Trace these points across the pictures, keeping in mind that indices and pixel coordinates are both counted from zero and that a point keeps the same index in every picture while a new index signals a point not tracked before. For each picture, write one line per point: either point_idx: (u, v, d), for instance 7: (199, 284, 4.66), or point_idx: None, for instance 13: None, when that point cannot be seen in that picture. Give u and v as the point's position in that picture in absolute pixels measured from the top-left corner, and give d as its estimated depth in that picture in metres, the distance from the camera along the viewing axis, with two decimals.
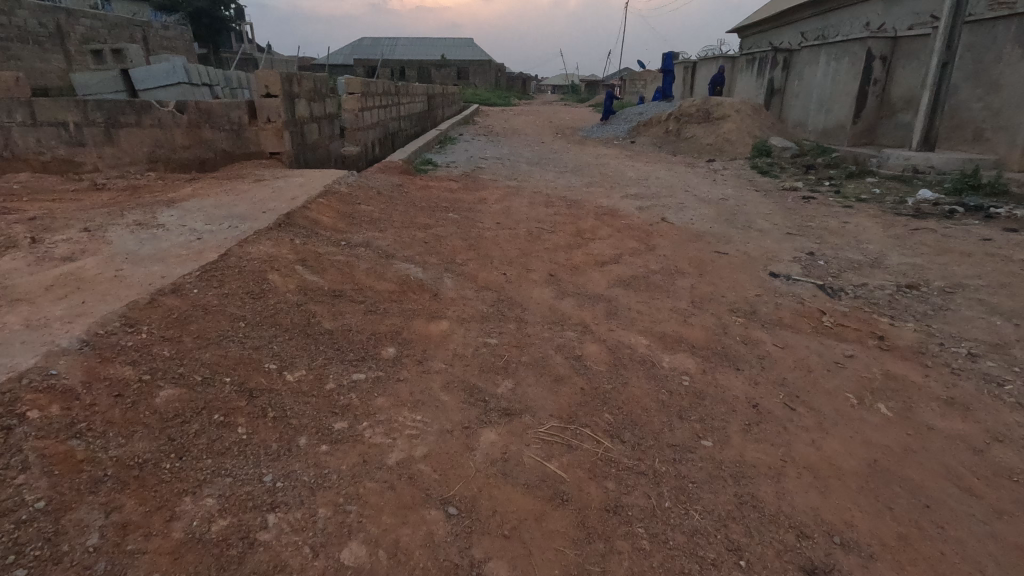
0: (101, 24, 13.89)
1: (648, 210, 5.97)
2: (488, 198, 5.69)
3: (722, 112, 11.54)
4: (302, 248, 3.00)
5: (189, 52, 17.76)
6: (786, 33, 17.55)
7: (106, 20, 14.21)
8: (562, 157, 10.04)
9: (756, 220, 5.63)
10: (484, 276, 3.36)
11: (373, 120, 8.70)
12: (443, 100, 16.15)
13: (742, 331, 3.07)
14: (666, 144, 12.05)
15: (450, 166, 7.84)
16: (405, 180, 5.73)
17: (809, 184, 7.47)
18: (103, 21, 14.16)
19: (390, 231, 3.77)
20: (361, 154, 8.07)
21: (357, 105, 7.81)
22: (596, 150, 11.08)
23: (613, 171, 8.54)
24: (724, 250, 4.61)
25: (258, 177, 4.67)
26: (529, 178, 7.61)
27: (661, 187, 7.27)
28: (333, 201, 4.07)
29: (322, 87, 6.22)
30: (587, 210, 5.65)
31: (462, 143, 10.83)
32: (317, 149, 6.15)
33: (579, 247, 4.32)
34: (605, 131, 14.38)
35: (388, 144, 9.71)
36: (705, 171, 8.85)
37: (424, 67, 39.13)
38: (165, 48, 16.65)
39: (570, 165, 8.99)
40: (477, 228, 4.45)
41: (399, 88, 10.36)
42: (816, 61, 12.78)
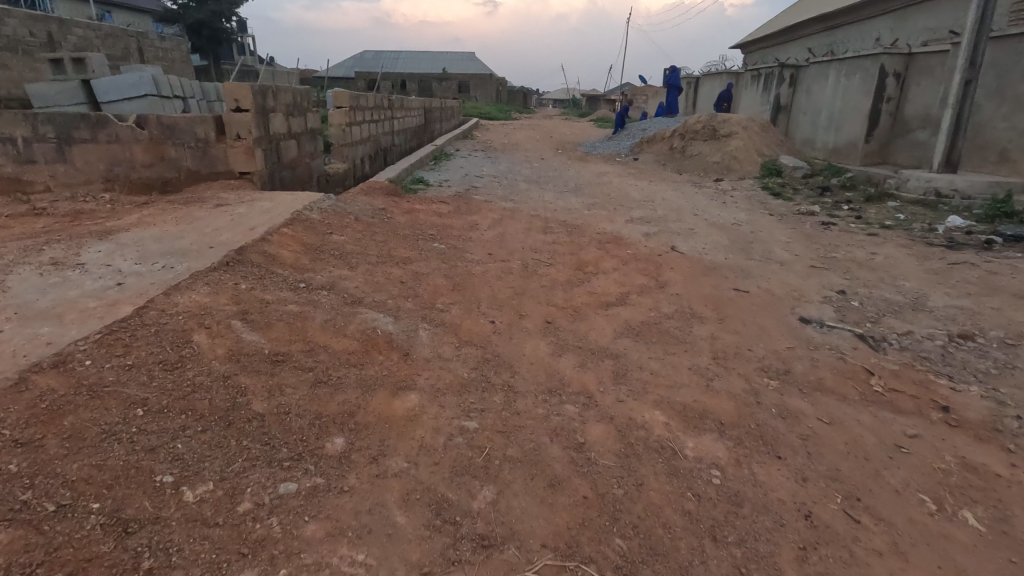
0: (94, 34, 13.59)
1: (656, 236, 5.47)
2: (480, 222, 5.20)
3: (729, 129, 11.10)
4: (246, 296, 2.48)
5: (184, 63, 17.44)
6: (792, 49, 17.21)
7: (100, 29, 13.93)
8: (563, 174, 9.59)
9: (775, 250, 5.13)
10: (469, 325, 2.84)
11: (363, 135, 8.24)
12: (441, 114, 15.77)
13: (778, 399, 2.54)
14: (671, 162, 11.62)
15: (443, 184, 7.36)
16: (390, 202, 5.24)
17: (826, 208, 6.99)
18: (97, 30, 13.88)
19: (362, 268, 3.26)
20: (349, 171, 7.61)
21: (345, 120, 7.36)
22: (598, 168, 10.65)
23: (618, 191, 8.07)
24: (744, 286, 4.11)
25: (222, 200, 4.17)
26: (527, 199, 7.13)
27: (668, 209, 6.79)
28: (300, 231, 3.56)
29: (303, 101, 5.76)
30: (589, 236, 5.15)
31: (458, 159, 10.39)
32: (296, 168, 5.66)
33: (581, 284, 3.82)
34: (607, 147, 13.97)
35: (380, 159, 9.26)
36: (713, 192, 8.39)
37: (425, 80, 39.00)
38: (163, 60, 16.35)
39: (571, 184, 8.54)
40: (466, 260, 3.94)
41: (393, 102, 9.93)
42: (826, 77, 12.38)
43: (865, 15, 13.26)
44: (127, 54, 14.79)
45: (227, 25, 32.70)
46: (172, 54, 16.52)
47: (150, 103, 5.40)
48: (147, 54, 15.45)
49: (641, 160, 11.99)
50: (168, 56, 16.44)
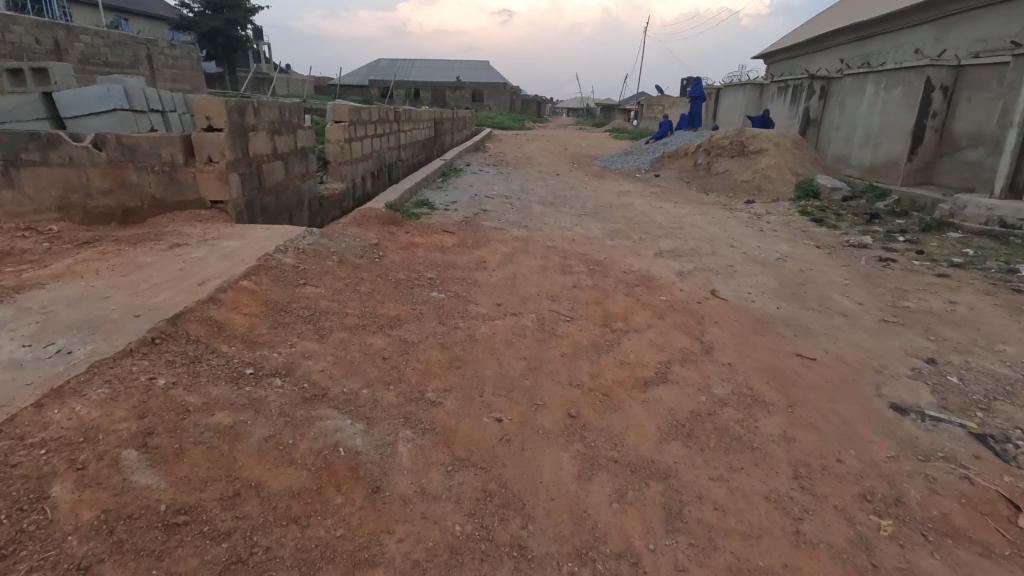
0: (100, 42, 13.18)
1: (691, 276, 4.74)
2: (488, 258, 4.50)
3: (758, 145, 10.43)
4: (159, 403, 1.79)
5: (194, 71, 17.08)
6: (821, 59, 16.43)
7: (108, 36, 13.52)
8: (580, 194, 8.90)
9: (834, 296, 4.37)
10: (467, 429, 2.13)
11: (365, 152, 7.62)
12: (453, 125, 15.17)
13: (901, 559, 1.79)
14: (695, 179, 10.90)
15: (449, 207, 6.70)
16: (384, 234, 4.56)
17: (879, 239, 6.22)
18: (104, 37, 13.46)
19: (336, 337, 2.58)
20: (348, 192, 6.98)
21: (344, 136, 6.74)
22: (618, 186, 9.94)
23: (642, 215, 7.35)
24: (809, 350, 3.37)
25: (183, 238, 3.52)
26: (541, 224, 6.43)
27: (701, 239, 6.05)
28: (263, 284, 2.89)
29: (291, 117, 5.12)
30: (614, 277, 4.44)
31: (468, 176, 9.74)
32: (282, 192, 5.00)
33: (609, 349, 3.12)
34: (626, 162, 13.28)
35: (384, 176, 8.64)
36: (747, 216, 7.64)
37: (438, 89, 38.59)
38: (173, 68, 15.89)
39: (590, 206, 7.84)
40: (470, 316, 3.24)
41: (399, 115, 9.32)
42: (862, 90, 11.60)
43: (903, 25, 12.49)
44: (134, 62, 14.43)
45: (242, 33, 32.60)
46: (180, 63, 16.17)
47: (121, 120, 4.85)
48: (155, 61, 15.08)
49: (663, 177, 11.27)
50: (177, 64, 16.08)
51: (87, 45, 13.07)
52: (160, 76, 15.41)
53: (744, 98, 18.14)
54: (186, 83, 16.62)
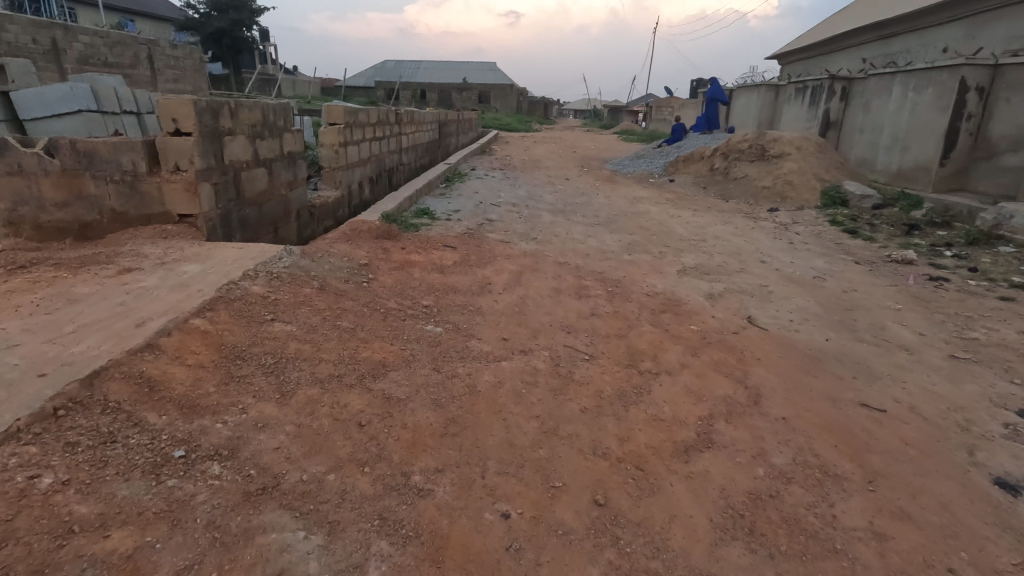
0: (99, 41, 12.78)
1: (722, 299, 4.20)
2: (493, 279, 3.99)
3: (779, 149, 9.87)
4: (29, 523, 1.28)
5: (196, 72, 16.67)
6: (840, 59, 15.83)
7: (109, 37, 13.13)
8: (592, 201, 8.37)
9: (889, 325, 3.82)
10: (463, 533, 1.62)
11: (362, 156, 7.13)
12: (459, 127, 14.68)
13: None
14: (712, 185, 10.35)
15: (452, 217, 6.20)
16: (376, 251, 4.05)
17: (924, 254, 5.67)
18: (105, 37, 13.06)
19: (302, 394, 2.07)
20: (343, 199, 6.50)
21: (339, 139, 6.26)
22: (631, 193, 9.42)
23: (661, 226, 6.81)
24: (874, 397, 2.84)
25: (139, 260, 3.02)
26: (551, 236, 5.91)
27: (728, 254, 5.51)
28: (221, 323, 2.38)
29: (275, 119, 4.62)
30: (636, 301, 3.91)
31: (473, 181, 9.24)
32: (265, 203, 4.50)
33: (638, 399, 2.60)
34: (638, 166, 12.74)
35: (384, 182, 8.16)
36: (773, 226, 7.10)
37: (445, 91, 38.12)
38: (174, 69, 15.47)
39: (603, 215, 7.32)
40: (470, 357, 2.72)
41: (401, 116, 8.83)
42: (889, 91, 11.02)
43: (931, 23, 11.90)
44: (135, 62, 14.02)
45: (248, 34, 32.28)
46: (183, 64, 15.76)
47: (87, 121, 4.42)
48: (156, 62, 14.67)
49: (678, 182, 10.73)
50: (179, 64, 15.66)
51: (87, 45, 12.66)
52: (162, 78, 15.00)
53: (759, 99, 17.57)
54: (188, 83, 16.21)
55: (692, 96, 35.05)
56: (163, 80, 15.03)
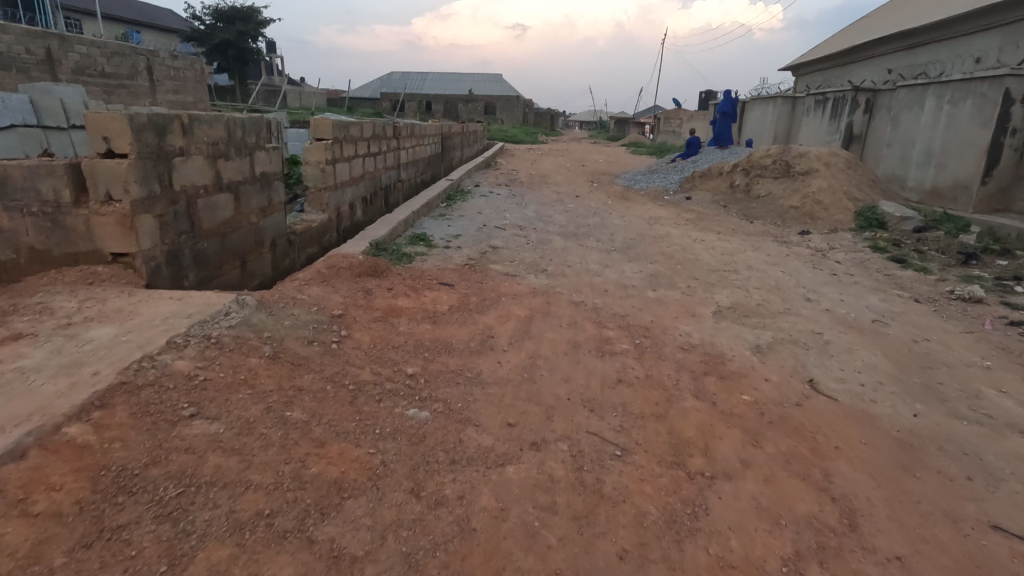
0: (92, 51, 12.20)
1: (775, 353, 3.47)
2: (495, 331, 3.30)
3: (807, 165, 9.17)
4: None
5: (198, 83, 16.09)
6: (861, 70, 15.16)
7: (105, 47, 12.57)
8: (606, 222, 7.69)
9: (985, 391, 3.10)
10: None
11: (355, 175, 6.51)
12: (463, 140, 14.09)
13: None
14: (733, 203, 9.65)
15: (451, 243, 5.54)
16: (355, 295, 3.38)
17: (992, 290, 4.95)
18: (101, 48, 12.50)
19: (204, 565, 1.38)
20: (332, 224, 5.86)
21: (326, 157, 5.64)
22: (648, 212, 8.73)
23: (686, 254, 6.10)
24: (1008, 515, 2.12)
25: (40, 320, 2.34)
26: (562, 266, 5.24)
27: (769, 291, 4.79)
28: (110, 432, 1.67)
29: (244, 135, 3.97)
30: (672, 359, 3.20)
31: (476, 199, 8.61)
32: (229, 234, 3.84)
33: (697, 529, 1.88)
34: (651, 181, 12.06)
35: (379, 201, 7.53)
36: (809, 253, 6.39)
37: (451, 102, 37.67)
38: (171, 80, 14.90)
39: (618, 240, 6.64)
40: (464, 461, 2.02)
41: (399, 130, 8.22)
42: (920, 103, 10.35)
43: (962, 31, 11.26)
44: (133, 73, 13.45)
45: (254, 45, 31.90)
46: (183, 74, 15.21)
47: (20, 136, 3.85)
48: (156, 72, 14.13)
49: (695, 201, 10.04)
50: (179, 75, 15.12)
51: (83, 56, 12.08)
52: (161, 89, 14.45)
53: (774, 112, 16.93)
54: (188, 94, 15.63)
55: (702, 108, 34.45)
56: (162, 92, 14.49)
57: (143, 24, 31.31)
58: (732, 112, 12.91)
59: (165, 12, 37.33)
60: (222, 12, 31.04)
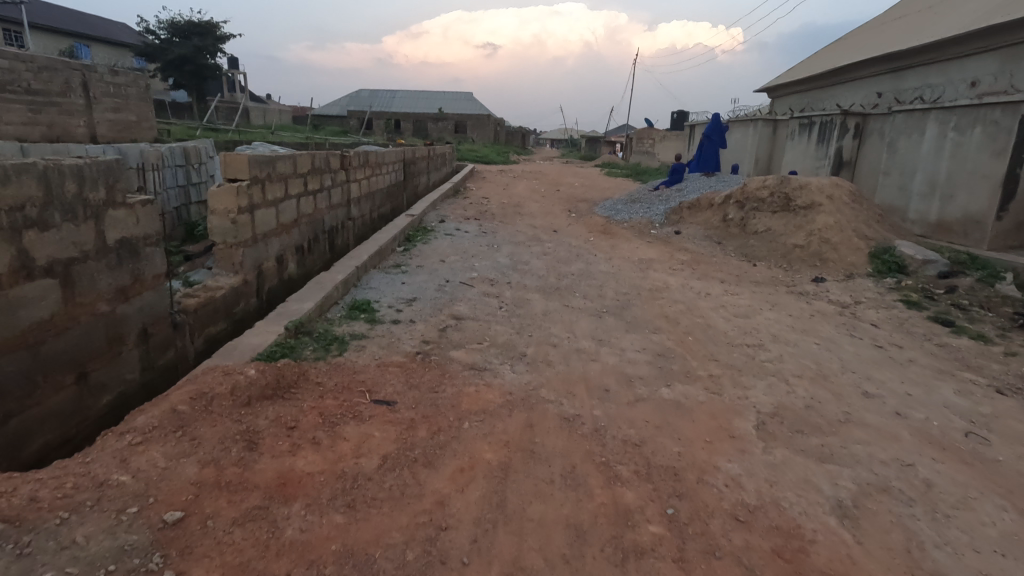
0: (15, 62, 10.12)
1: (869, 519, 2.34)
2: (452, 512, 2.07)
3: (809, 199, 8.27)
4: None
5: (142, 102, 13.49)
6: (844, 93, 14.60)
7: (34, 61, 10.47)
8: (592, 270, 6.57)
9: None
10: None
11: (284, 221, 5.27)
12: (429, 165, 12.87)
13: None
14: (729, 240, 8.69)
15: (401, 313, 4.32)
16: (226, 452, 2.12)
17: None
18: (28, 62, 10.41)
19: None
20: (251, 288, 4.61)
21: (239, 203, 4.41)
22: (638, 254, 7.67)
23: (695, 319, 4.99)
24: None
25: None
26: (544, 345, 4.05)
27: (814, 381, 3.70)
28: None
29: (80, 190, 2.72)
30: (730, 555, 2.04)
31: (440, 240, 7.41)
32: (52, 338, 2.56)
33: None
34: (634, 212, 11.07)
35: (322, 247, 6.28)
36: (836, 312, 5.38)
37: (420, 121, 36.51)
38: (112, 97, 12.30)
39: (610, 297, 5.52)
40: None
41: (346, 161, 7.01)
42: (919, 130, 9.66)
43: (953, 54, 10.70)
44: (66, 89, 11.16)
45: (213, 61, 30.11)
46: (126, 91, 12.74)
47: None
48: (93, 89, 11.81)
49: (686, 236, 9.05)
50: (121, 93, 12.59)
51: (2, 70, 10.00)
52: (99, 108, 12.05)
53: (755, 135, 16.27)
54: (132, 116, 13.00)
55: (675, 127, 34.07)
56: (102, 110, 12.09)
57: (91, 37, 29.31)
58: (718, 136, 12.06)
59: (116, 26, 35.18)
60: (177, 26, 29.23)
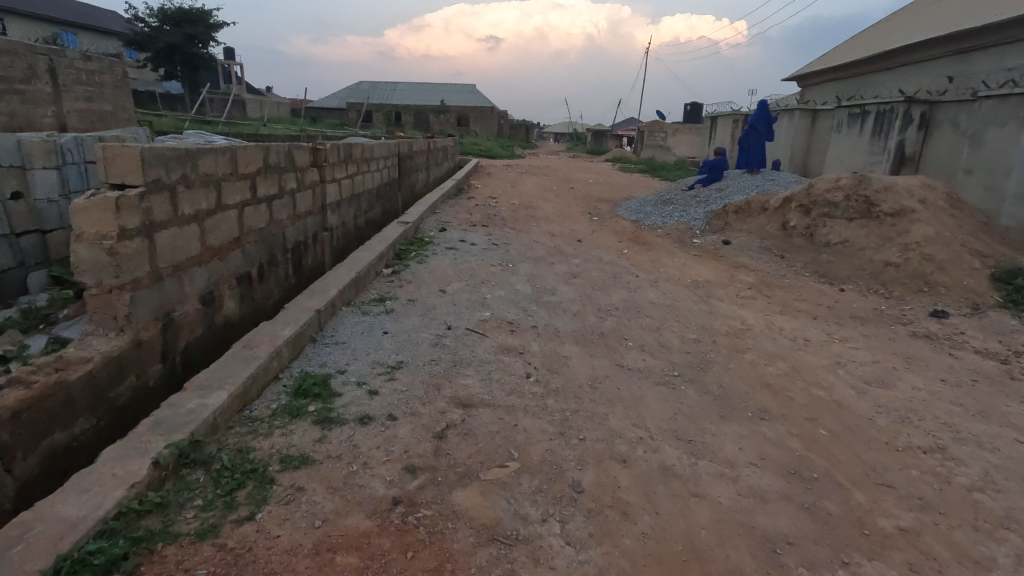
0: None
1: None
2: None
3: (898, 203, 6.68)
4: None
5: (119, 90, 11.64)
6: (896, 79, 12.92)
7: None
8: (640, 300, 4.99)
9: None
10: None
11: (215, 243, 3.66)
12: (429, 160, 11.24)
13: None
14: (793, 253, 7.10)
15: (373, 399, 2.72)
16: None
17: None
18: None
19: None
20: (150, 350, 3.01)
21: (125, 223, 2.81)
22: (690, 274, 6.10)
23: (810, 390, 3.40)
24: None
25: None
26: (607, 460, 2.48)
27: None
28: None
29: None
30: None
31: (439, 256, 5.82)
32: None
33: None
34: (668, 215, 9.45)
35: (280, 270, 4.68)
36: (1001, 372, 3.79)
37: (422, 113, 34.82)
38: (84, 84, 10.38)
39: (678, 349, 3.95)
40: None
41: (317, 155, 5.39)
42: (1015, 120, 8.03)
43: None
44: (29, 76, 9.27)
45: (205, 50, 28.40)
46: (100, 79, 10.81)
47: None
48: (63, 76, 9.83)
49: (739, 248, 7.46)
50: (94, 81, 10.70)
51: None
52: (70, 96, 10.07)
53: (793, 127, 14.59)
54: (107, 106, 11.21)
55: (689, 120, 32.36)
56: (72, 99, 10.10)
57: (76, 24, 27.71)
58: (764, 127, 10.45)
59: (105, 15, 33.52)
60: (166, 12, 27.46)
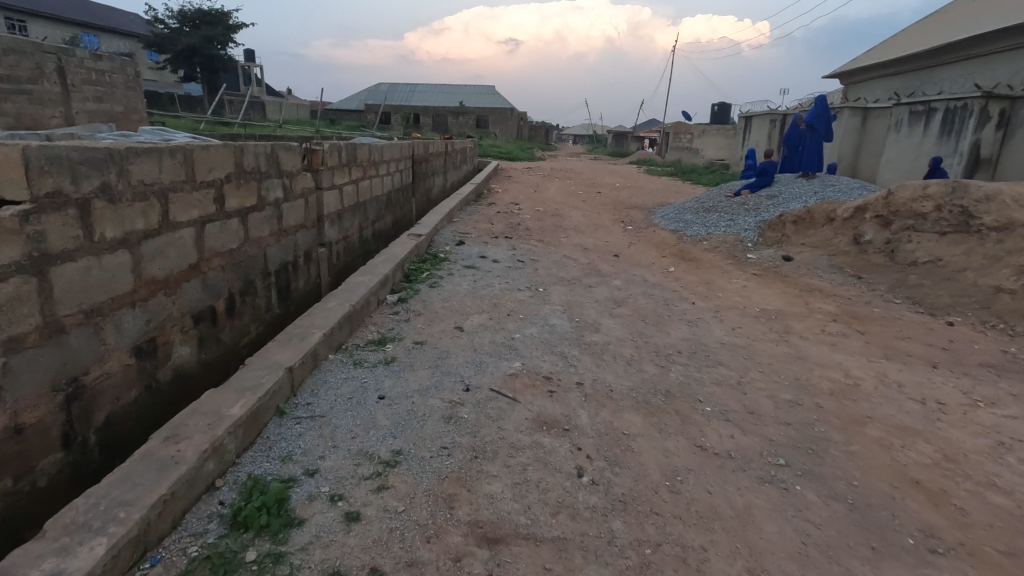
0: None
1: None
2: None
3: (1005, 216, 5.57)
4: None
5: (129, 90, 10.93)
6: (962, 73, 11.68)
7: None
8: (707, 340, 3.98)
9: None
10: None
11: (158, 274, 2.75)
12: (446, 163, 10.31)
13: None
14: (872, 273, 6.01)
15: (349, 534, 1.77)
16: None
17: None
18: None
19: None
20: (40, 437, 2.09)
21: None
22: (760, 302, 5.07)
23: (982, 495, 2.37)
24: None
25: None
26: None
27: None
28: None
29: None
30: None
31: (456, 277, 4.87)
32: None
33: None
34: (714, 225, 8.40)
35: (258, 299, 3.76)
36: None
37: (440, 115, 34.05)
38: (91, 84, 9.64)
39: (775, 418, 2.94)
40: None
41: (310, 157, 4.47)
42: None
43: None
44: (36, 75, 8.51)
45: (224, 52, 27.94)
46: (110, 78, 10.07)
47: None
48: (70, 76, 9.11)
49: (804, 267, 6.39)
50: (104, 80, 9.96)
51: None
52: (77, 96, 9.36)
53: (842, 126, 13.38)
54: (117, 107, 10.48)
55: (717, 121, 31.08)
56: (80, 100, 9.38)
57: (98, 27, 27.43)
58: (824, 127, 9.31)
59: (127, 18, 33.30)
60: (187, 15, 27.06)
